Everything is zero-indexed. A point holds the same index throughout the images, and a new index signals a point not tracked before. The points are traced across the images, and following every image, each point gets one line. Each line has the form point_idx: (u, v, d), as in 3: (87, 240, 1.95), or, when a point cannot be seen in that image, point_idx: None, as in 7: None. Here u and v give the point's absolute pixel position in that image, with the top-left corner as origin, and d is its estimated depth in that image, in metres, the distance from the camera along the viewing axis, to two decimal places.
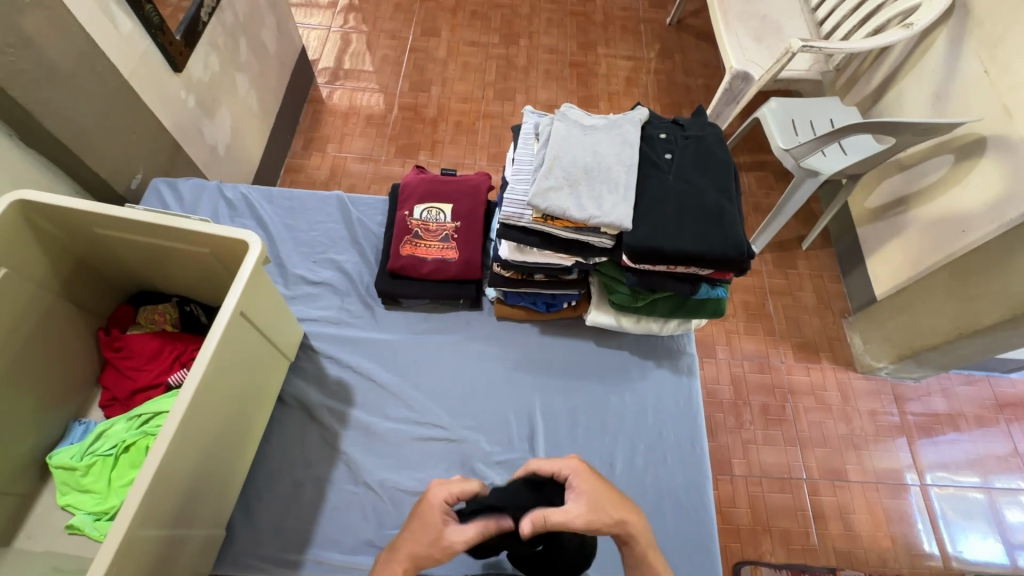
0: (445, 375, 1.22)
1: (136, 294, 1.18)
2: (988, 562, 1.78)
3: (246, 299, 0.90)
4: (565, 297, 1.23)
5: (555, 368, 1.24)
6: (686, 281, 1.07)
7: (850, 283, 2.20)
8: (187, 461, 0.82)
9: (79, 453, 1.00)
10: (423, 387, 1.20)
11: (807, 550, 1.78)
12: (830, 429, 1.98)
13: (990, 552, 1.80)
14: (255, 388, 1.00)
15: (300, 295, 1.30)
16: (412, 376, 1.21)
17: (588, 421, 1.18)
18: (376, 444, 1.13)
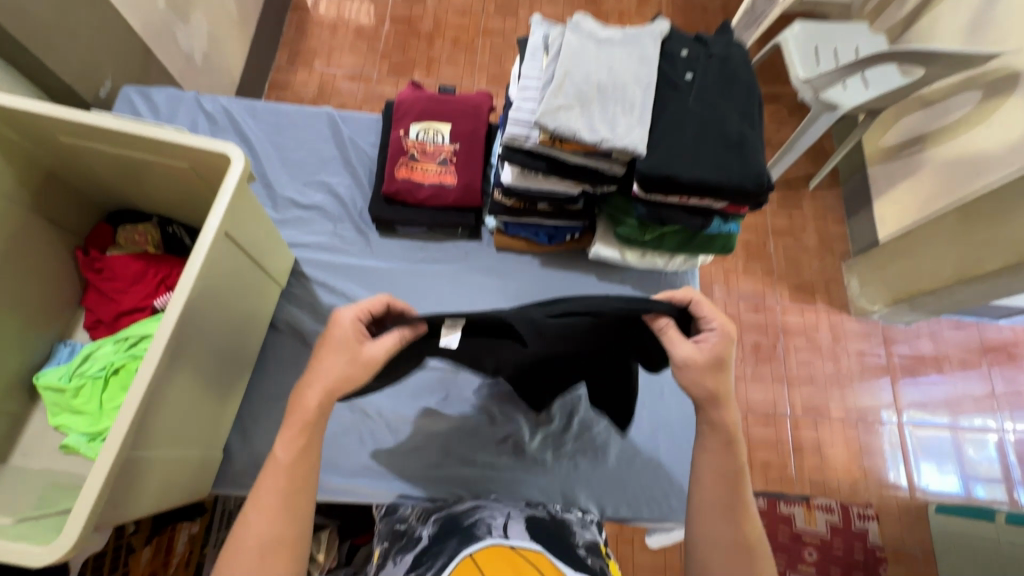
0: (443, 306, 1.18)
1: (113, 213, 1.11)
2: (948, 493, 1.89)
3: (231, 218, 0.84)
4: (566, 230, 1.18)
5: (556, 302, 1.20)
6: (698, 214, 1.01)
7: (854, 225, 2.16)
8: (175, 382, 0.79)
9: (67, 374, 0.97)
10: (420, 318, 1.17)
11: (783, 479, 1.87)
12: (818, 368, 2.01)
13: (948, 485, 1.90)
14: (245, 311, 0.97)
15: (290, 219, 1.23)
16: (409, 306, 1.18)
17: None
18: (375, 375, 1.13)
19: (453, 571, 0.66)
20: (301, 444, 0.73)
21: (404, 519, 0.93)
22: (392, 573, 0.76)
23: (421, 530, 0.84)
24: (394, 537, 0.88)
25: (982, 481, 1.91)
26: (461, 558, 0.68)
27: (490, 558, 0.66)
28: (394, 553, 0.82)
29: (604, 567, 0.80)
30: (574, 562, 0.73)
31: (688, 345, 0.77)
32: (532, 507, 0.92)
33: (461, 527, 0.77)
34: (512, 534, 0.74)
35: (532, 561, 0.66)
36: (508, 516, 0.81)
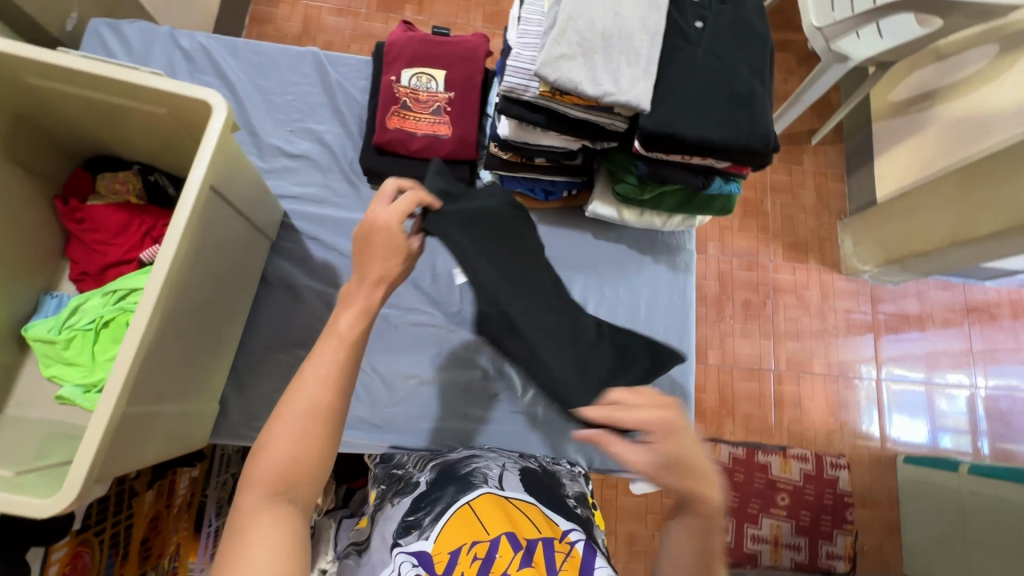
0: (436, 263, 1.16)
1: (92, 160, 1.06)
2: (918, 444, 1.99)
3: (217, 167, 0.79)
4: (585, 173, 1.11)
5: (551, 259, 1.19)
6: (699, 173, 0.98)
7: (853, 183, 2.14)
8: (166, 340, 0.77)
9: (57, 326, 0.96)
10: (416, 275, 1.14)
11: (763, 430, 1.95)
12: (805, 325, 2.05)
13: (919, 436, 2.00)
14: (234, 266, 0.94)
15: (278, 169, 1.18)
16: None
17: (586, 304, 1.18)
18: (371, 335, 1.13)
19: (454, 516, 0.68)
20: (364, 324, 0.68)
21: (401, 465, 0.95)
22: (390, 513, 0.78)
23: (419, 476, 0.86)
24: (391, 480, 0.91)
25: (949, 432, 2.01)
26: (460, 505, 0.70)
27: (489, 507, 0.69)
28: (392, 496, 0.84)
29: (591, 516, 0.84)
30: (565, 512, 0.76)
31: (634, 454, 0.69)
32: (524, 459, 0.94)
33: (458, 477, 0.79)
34: (507, 485, 0.77)
35: (528, 514, 0.69)
36: (503, 468, 0.83)
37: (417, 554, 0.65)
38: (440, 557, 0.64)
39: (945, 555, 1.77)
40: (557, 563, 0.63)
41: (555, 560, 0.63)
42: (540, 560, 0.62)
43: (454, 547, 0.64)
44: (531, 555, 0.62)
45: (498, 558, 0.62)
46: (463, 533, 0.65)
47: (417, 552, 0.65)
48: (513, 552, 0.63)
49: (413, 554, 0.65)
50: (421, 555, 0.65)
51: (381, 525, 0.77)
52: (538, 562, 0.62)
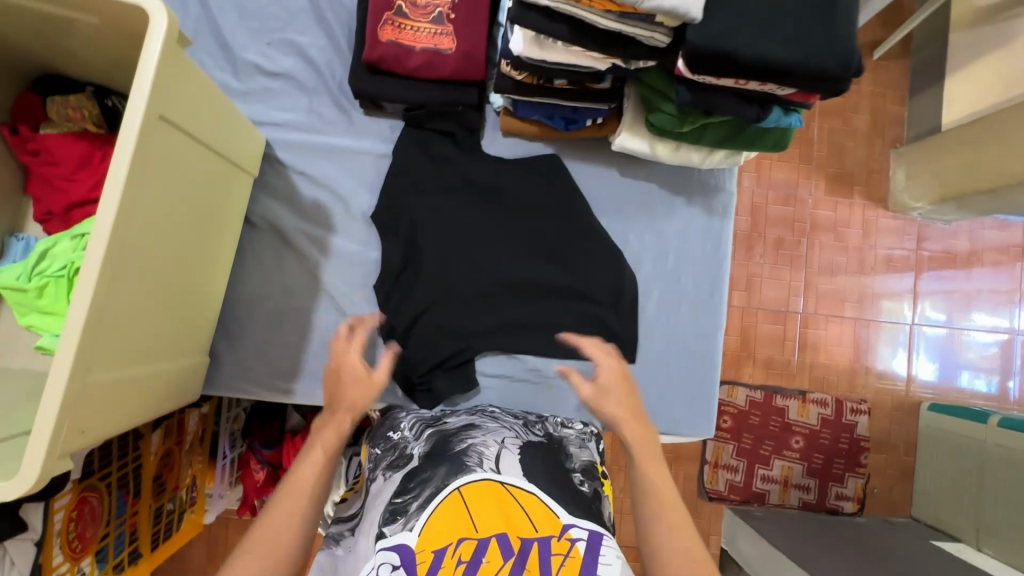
0: (436, 202, 1.02)
1: (41, 80, 0.91)
2: (948, 390, 1.91)
3: (162, 94, 0.65)
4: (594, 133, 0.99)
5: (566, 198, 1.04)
6: (753, 102, 0.80)
7: (914, 106, 1.90)
8: (127, 299, 0.67)
9: (26, 273, 0.87)
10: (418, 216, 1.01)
11: (784, 374, 1.88)
12: (841, 265, 1.90)
13: (949, 382, 1.92)
14: (206, 208, 0.82)
15: (257, 91, 1.02)
16: (404, 198, 1.01)
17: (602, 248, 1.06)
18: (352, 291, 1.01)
19: (442, 507, 0.65)
20: None
21: (397, 426, 0.87)
22: (382, 490, 0.74)
23: (413, 447, 0.81)
24: (385, 446, 0.84)
25: (971, 368, 1.92)
26: (450, 492, 0.67)
27: (482, 496, 0.66)
28: (383, 468, 0.79)
29: (599, 489, 0.79)
30: (571, 498, 0.71)
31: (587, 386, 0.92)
32: (529, 427, 0.87)
33: (451, 455, 0.73)
34: (505, 468, 0.71)
35: (525, 507, 0.66)
36: (500, 445, 0.76)
37: (399, 550, 0.63)
38: (423, 556, 0.62)
39: (956, 500, 1.75)
40: (554, 567, 0.61)
41: (552, 562, 0.61)
42: (532, 562, 0.61)
43: (440, 545, 0.62)
44: (522, 560, 0.61)
45: (485, 563, 0.60)
46: (451, 531, 0.63)
47: (400, 547, 0.63)
48: (503, 557, 0.61)
49: (396, 550, 0.63)
50: (402, 551, 0.63)
51: (372, 499, 0.75)
52: (529, 567, 0.60)
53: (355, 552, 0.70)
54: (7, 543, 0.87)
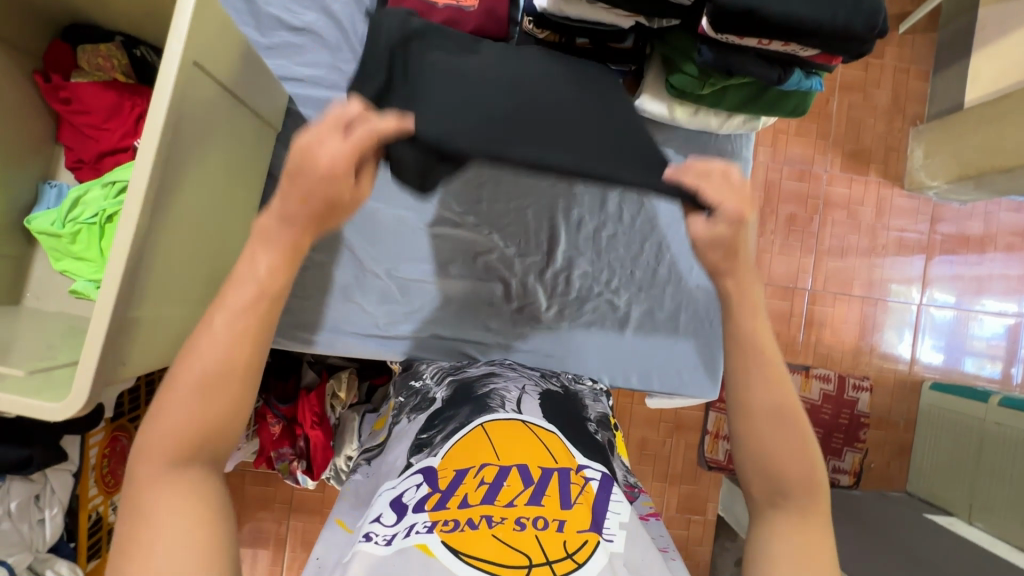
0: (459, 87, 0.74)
1: (70, 29, 0.93)
2: (951, 369, 1.93)
3: (197, 40, 0.66)
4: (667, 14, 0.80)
5: (610, 101, 0.81)
6: (776, 64, 0.80)
7: (937, 83, 1.87)
8: (163, 239, 0.70)
9: (59, 220, 0.90)
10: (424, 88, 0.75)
11: (789, 349, 1.90)
12: (852, 244, 1.90)
13: (954, 360, 1.93)
14: (235, 156, 0.84)
15: (280, 46, 1.02)
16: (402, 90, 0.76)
17: (622, 209, 1.07)
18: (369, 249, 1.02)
19: (465, 438, 0.69)
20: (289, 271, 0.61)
21: (419, 376, 0.92)
22: (406, 431, 0.79)
23: (435, 391, 0.84)
24: (408, 393, 0.88)
25: (972, 354, 1.93)
26: (473, 428, 0.71)
27: (503, 430, 0.70)
28: (408, 410, 0.83)
29: (611, 440, 0.83)
30: (586, 444, 0.74)
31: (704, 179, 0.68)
32: (547, 379, 0.92)
33: (474, 397, 0.78)
34: (526, 409, 0.76)
35: (544, 442, 0.69)
36: (522, 391, 0.82)
37: (423, 471, 0.67)
38: (445, 475, 0.65)
39: (951, 476, 1.78)
40: (572, 494, 0.63)
41: (569, 491, 0.63)
42: (551, 490, 0.63)
43: (462, 468, 0.65)
44: (542, 487, 0.63)
45: (506, 487, 0.62)
46: (475, 455, 0.67)
47: (425, 469, 0.67)
48: (523, 483, 0.63)
49: (421, 472, 0.67)
50: (427, 472, 0.66)
51: (397, 437, 0.79)
52: (548, 494, 0.62)
53: (376, 474, 0.75)
54: (49, 471, 0.89)
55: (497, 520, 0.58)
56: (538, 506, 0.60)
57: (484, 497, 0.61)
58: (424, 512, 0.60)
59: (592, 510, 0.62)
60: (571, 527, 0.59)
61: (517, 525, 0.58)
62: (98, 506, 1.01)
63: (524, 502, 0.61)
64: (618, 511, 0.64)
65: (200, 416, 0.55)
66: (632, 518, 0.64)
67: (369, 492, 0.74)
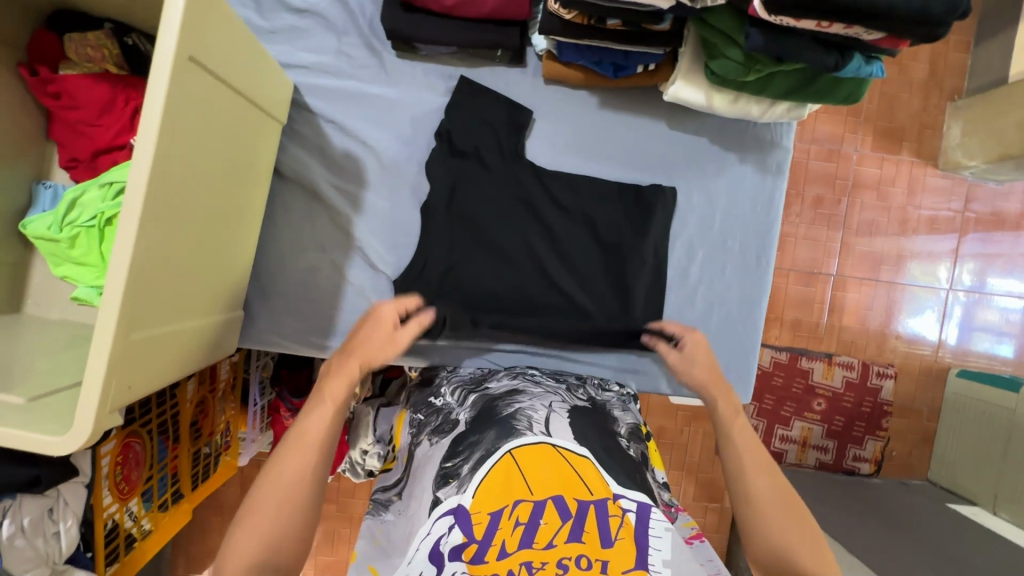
0: (486, 264, 0.96)
1: (55, 15, 0.86)
2: (977, 350, 1.86)
3: (192, 30, 0.59)
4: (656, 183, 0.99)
5: (600, 236, 0.99)
6: (833, 49, 0.72)
7: (979, 54, 1.75)
8: (166, 255, 0.65)
9: (57, 224, 0.85)
10: (458, 250, 0.96)
11: (811, 337, 1.84)
12: (881, 228, 1.82)
13: (982, 342, 1.86)
14: (238, 157, 0.78)
15: (283, 30, 0.95)
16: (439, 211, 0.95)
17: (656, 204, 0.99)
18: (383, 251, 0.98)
19: (495, 467, 0.64)
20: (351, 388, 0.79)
21: (438, 393, 0.88)
22: (429, 456, 0.75)
23: (458, 412, 0.80)
24: (428, 412, 0.84)
25: (992, 331, 1.86)
26: (503, 455, 0.65)
27: (535, 458, 0.64)
28: (429, 433, 0.79)
29: (645, 453, 0.79)
30: (621, 462, 0.69)
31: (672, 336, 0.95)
32: (573, 391, 0.86)
33: (499, 419, 0.72)
34: (555, 431, 0.70)
35: (577, 468, 0.64)
36: (550, 408, 0.75)
37: (455, 510, 0.63)
38: (479, 518, 0.60)
39: (975, 465, 1.73)
40: (612, 530, 0.59)
41: (609, 524, 0.59)
42: (590, 525, 0.59)
43: (496, 508, 0.60)
44: (580, 523, 0.59)
45: (543, 525, 0.58)
46: (507, 490, 0.62)
47: (455, 508, 0.63)
48: (561, 519, 0.59)
49: (452, 510, 0.63)
50: (459, 511, 0.62)
51: (421, 464, 0.75)
52: (588, 530, 0.58)
53: (406, 516, 0.70)
54: (62, 486, 0.87)
55: (538, 566, 0.55)
56: (580, 546, 0.57)
57: (521, 544, 0.57)
58: (461, 561, 0.58)
59: (635, 546, 0.58)
60: (615, 567, 0.56)
61: (560, 568, 0.55)
62: (114, 514, 0.98)
63: (564, 541, 0.57)
64: (659, 548, 0.59)
65: (286, 497, 0.68)
66: (676, 551, 0.59)
67: (398, 537, 0.69)
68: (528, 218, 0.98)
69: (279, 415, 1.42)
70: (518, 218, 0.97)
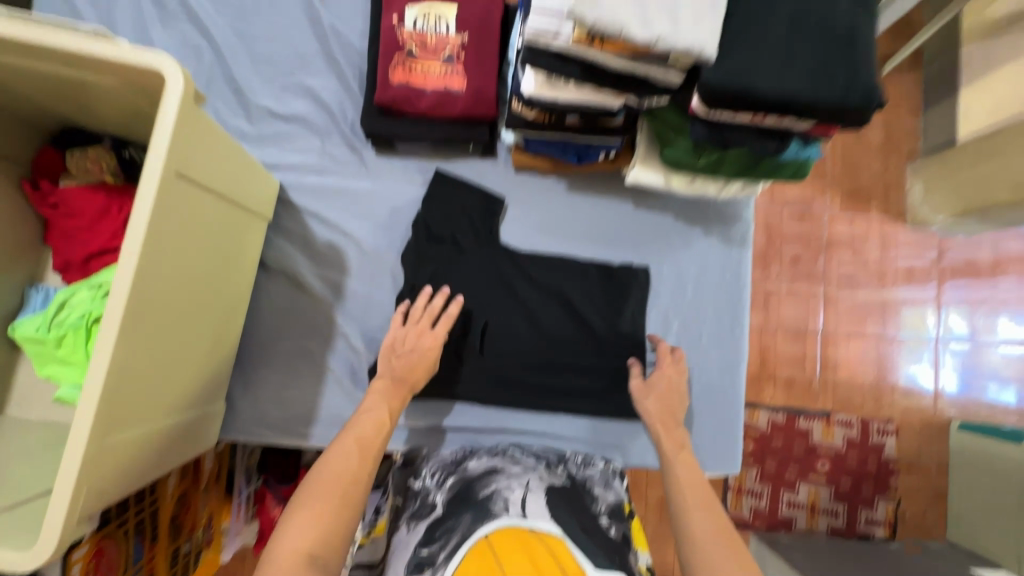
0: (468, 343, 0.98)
1: (59, 134, 0.94)
2: (971, 394, 1.84)
3: (180, 151, 0.65)
4: (628, 264, 1.03)
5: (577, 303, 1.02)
6: (772, 136, 0.79)
7: (929, 120, 1.87)
8: (147, 356, 0.67)
9: (45, 325, 0.87)
10: None
11: (807, 395, 1.82)
12: (860, 284, 1.85)
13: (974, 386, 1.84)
14: (223, 257, 0.82)
15: (270, 136, 1.03)
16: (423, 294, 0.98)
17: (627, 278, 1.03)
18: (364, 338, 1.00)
19: (470, 553, 0.62)
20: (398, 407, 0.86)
21: (419, 474, 0.86)
22: (404, 543, 0.72)
23: (435, 495, 0.79)
24: (407, 495, 0.83)
25: (989, 378, 1.84)
26: (476, 540, 0.64)
27: (506, 543, 0.63)
28: (406, 518, 0.78)
29: (627, 535, 0.76)
30: (601, 548, 0.67)
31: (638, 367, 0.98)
32: (553, 470, 0.85)
33: (475, 502, 0.72)
34: (531, 512, 0.69)
35: (554, 554, 0.61)
36: (526, 489, 0.75)
37: None
38: None
39: (995, 524, 1.64)
40: None
41: None
42: None
43: None
44: None
45: None
46: None
47: None
48: None
49: None
50: None
51: (396, 552, 0.73)
52: None
53: None
54: None
55: None
56: None
57: None
58: None
59: None
60: None
61: None
62: None
63: None
64: None
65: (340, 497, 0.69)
66: None
67: None
68: (507, 297, 1.01)
69: (265, 505, 1.36)
70: (498, 298, 1.00)
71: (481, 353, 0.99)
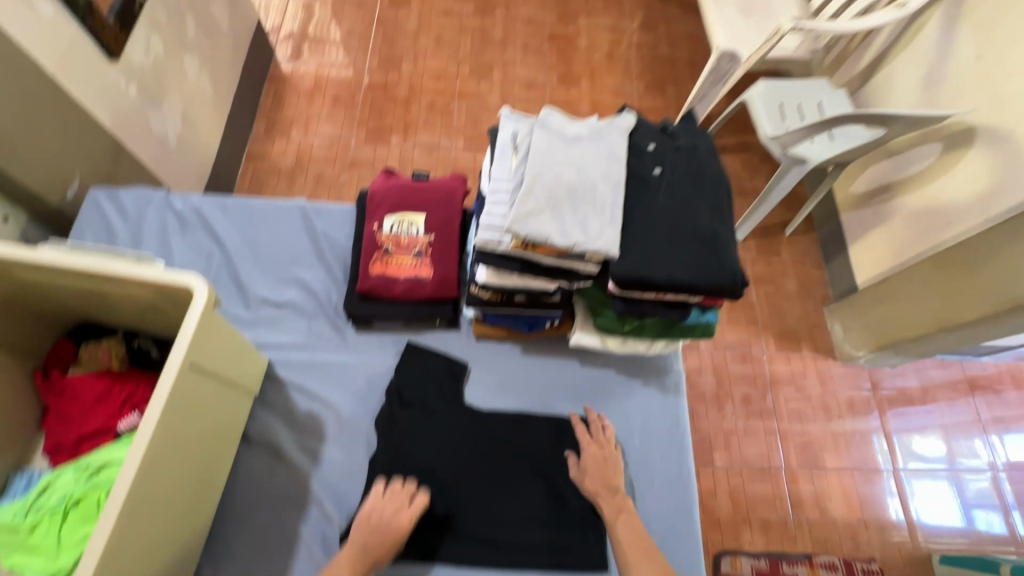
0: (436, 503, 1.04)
1: (77, 328, 1.08)
2: (945, 528, 1.83)
3: (195, 348, 0.80)
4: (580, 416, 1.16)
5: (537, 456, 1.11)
6: (675, 307, 1.00)
7: (832, 270, 2.14)
8: (139, 531, 0.74)
9: (23, 510, 0.90)
10: None
11: (784, 537, 1.80)
12: (809, 418, 1.97)
13: (946, 518, 1.84)
14: (218, 431, 0.93)
15: (265, 320, 1.19)
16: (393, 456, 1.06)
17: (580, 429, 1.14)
18: (336, 504, 1.04)
19: None
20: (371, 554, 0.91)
21: None
22: None
23: None
24: None
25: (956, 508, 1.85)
26: None
27: None
28: None
29: None
30: None
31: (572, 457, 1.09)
32: None
33: None
34: None
35: None
36: None
37: None
38: None
39: None
40: None
41: None
42: None
43: None
44: None
45: None
46: None
47: None
48: None
49: None
50: None
51: None
52: None
53: None
54: None
55: None
56: None
57: None
58: None
59: None
60: None
61: None
62: None
63: None
64: None
65: None
66: None
67: None
68: (472, 454, 1.09)
69: None
70: (464, 456, 1.09)
71: (449, 512, 1.04)
